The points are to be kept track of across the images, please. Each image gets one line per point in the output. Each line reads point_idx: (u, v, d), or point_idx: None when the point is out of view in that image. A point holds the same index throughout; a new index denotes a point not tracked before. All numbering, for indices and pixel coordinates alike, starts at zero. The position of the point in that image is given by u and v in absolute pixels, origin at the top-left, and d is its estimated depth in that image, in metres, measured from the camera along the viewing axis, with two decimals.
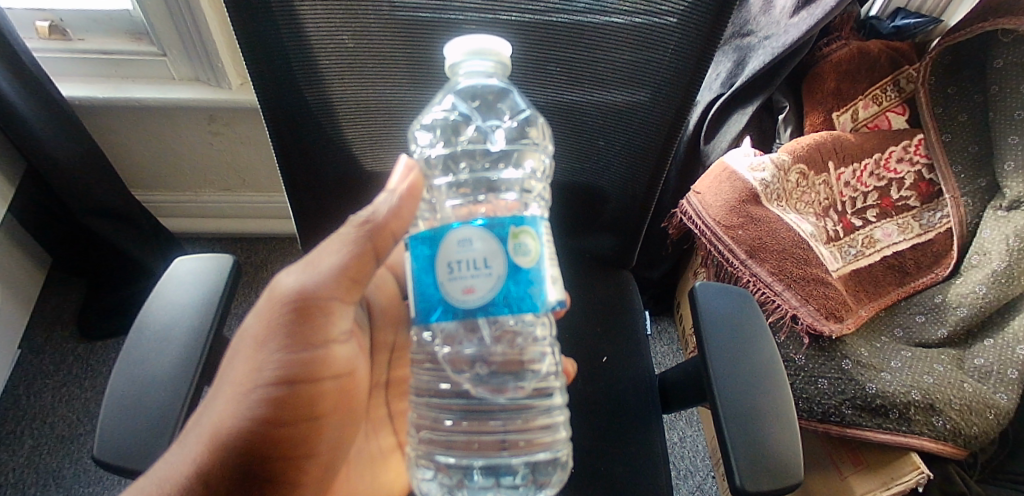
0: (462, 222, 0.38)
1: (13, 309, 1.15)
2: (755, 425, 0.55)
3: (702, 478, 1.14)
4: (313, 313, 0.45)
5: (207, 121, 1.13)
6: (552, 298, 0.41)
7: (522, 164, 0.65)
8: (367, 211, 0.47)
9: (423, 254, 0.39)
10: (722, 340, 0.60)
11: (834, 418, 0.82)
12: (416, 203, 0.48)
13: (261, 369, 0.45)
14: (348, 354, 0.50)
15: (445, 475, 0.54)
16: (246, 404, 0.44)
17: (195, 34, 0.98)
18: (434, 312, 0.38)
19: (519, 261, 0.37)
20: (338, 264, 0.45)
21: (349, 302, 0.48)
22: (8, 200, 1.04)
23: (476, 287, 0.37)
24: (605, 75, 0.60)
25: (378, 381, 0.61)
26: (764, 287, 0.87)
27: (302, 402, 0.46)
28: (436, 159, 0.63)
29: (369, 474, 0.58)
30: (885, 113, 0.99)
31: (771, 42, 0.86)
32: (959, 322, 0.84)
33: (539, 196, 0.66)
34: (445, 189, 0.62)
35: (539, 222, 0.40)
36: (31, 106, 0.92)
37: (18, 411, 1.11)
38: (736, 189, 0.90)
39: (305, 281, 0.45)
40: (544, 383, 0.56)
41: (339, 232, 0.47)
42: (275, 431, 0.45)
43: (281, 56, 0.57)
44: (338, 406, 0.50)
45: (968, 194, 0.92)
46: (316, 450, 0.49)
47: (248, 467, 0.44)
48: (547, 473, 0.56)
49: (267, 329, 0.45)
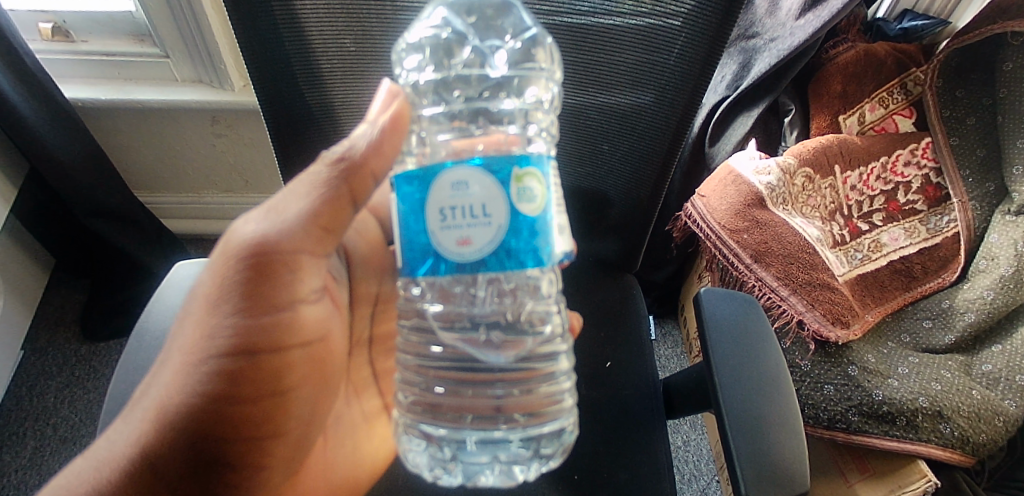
0: (456, 162, 0.35)
1: (15, 310, 1.15)
2: (761, 435, 0.54)
3: (706, 482, 1.13)
4: (276, 269, 0.43)
5: (210, 122, 1.13)
6: (558, 251, 0.39)
7: (523, 93, 0.58)
8: (342, 148, 0.45)
9: (411, 196, 0.37)
10: (726, 345, 0.60)
11: (841, 425, 0.80)
12: (400, 137, 0.46)
13: (212, 335, 0.43)
14: (317, 314, 0.49)
15: (435, 449, 0.50)
16: (192, 377, 0.43)
17: (197, 36, 0.98)
18: (425, 264, 0.37)
19: (522, 207, 0.35)
20: (307, 209, 0.44)
21: (319, 256, 0.47)
22: (9, 200, 1.04)
23: (473, 237, 0.35)
24: (610, 78, 0.60)
25: (360, 339, 0.60)
26: (770, 291, 0.86)
27: (263, 376, 0.45)
28: (425, 86, 0.57)
29: (349, 440, 0.58)
30: (891, 116, 0.98)
31: (776, 44, 0.85)
32: (967, 328, 0.84)
33: (546, 130, 0.59)
34: (436, 120, 0.56)
35: (545, 165, 0.38)
36: (32, 106, 0.92)
37: (20, 411, 1.11)
38: (741, 192, 0.89)
39: (268, 229, 0.43)
40: (550, 346, 0.52)
41: (311, 171, 0.45)
42: (228, 408, 0.44)
43: (282, 60, 0.57)
44: (308, 374, 0.49)
45: (977, 198, 0.91)
46: (284, 427, 0.48)
47: (205, 444, 0.43)
48: (548, 445, 0.53)
49: (223, 286, 0.43)
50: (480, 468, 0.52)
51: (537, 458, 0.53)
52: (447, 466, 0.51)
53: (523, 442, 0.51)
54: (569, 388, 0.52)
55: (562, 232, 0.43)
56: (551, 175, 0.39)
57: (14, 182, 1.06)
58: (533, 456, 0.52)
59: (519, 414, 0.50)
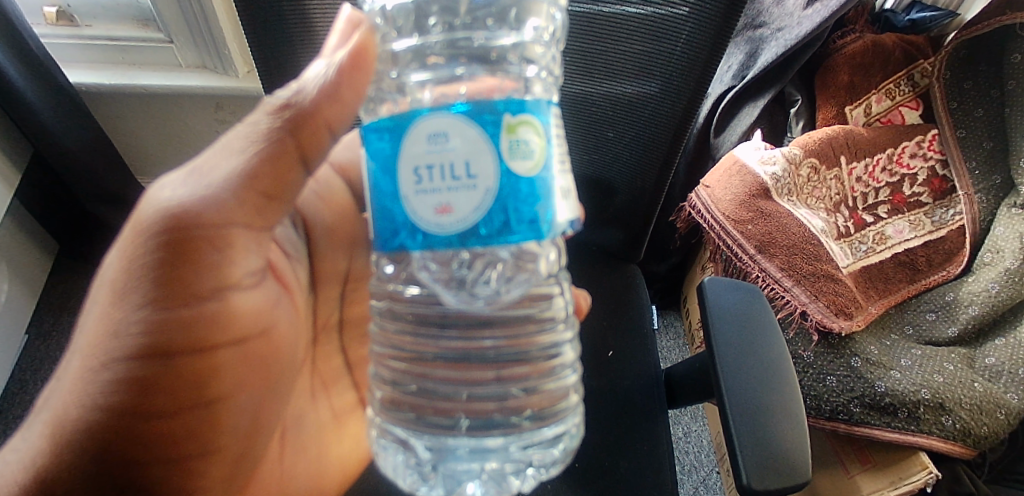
0: (433, 111, 0.33)
1: (17, 293, 1.14)
2: (764, 422, 0.54)
3: (707, 472, 1.14)
4: (196, 248, 0.37)
5: (214, 108, 1.12)
6: (561, 218, 0.36)
7: (521, 24, 0.47)
8: (289, 92, 0.39)
9: (382, 150, 0.34)
10: (728, 333, 0.60)
11: (842, 417, 0.80)
12: (364, 78, 0.40)
13: (117, 333, 0.37)
14: (255, 302, 0.44)
15: (412, 453, 0.47)
16: (90, 387, 0.38)
17: (200, 19, 0.98)
18: (400, 234, 0.34)
19: (516, 164, 0.33)
20: (239, 170, 0.38)
21: (256, 230, 0.41)
22: (12, 182, 1.04)
23: (454, 203, 0.33)
24: (616, 65, 0.60)
25: (329, 323, 0.58)
26: (773, 283, 0.86)
27: (180, 387, 0.40)
28: (395, 11, 0.47)
29: (314, 449, 0.55)
30: (898, 107, 0.97)
31: (783, 34, 0.85)
32: (970, 321, 0.84)
33: (547, 68, 0.49)
34: (411, 56, 0.47)
35: (544, 111, 0.35)
36: (32, 86, 0.91)
37: (24, 396, 1.09)
38: (747, 183, 0.89)
39: (188, 198, 0.37)
40: (549, 335, 0.49)
41: (251, 120, 0.39)
42: (134, 428, 0.39)
43: (284, 39, 0.59)
44: (246, 376, 0.44)
45: (981, 190, 0.91)
46: (220, 440, 0.43)
47: (118, 458, 0.39)
48: (542, 448, 0.48)
49: (129, 273, 0.37)
50: (469, 473, 0.47)
51: (529, 465, 0.49)
52: (427, 475, 0.47)
53: (523, 449, 0.48)
54: (574, 387, 0.50)
55: (568, 196, 0.38)
56: (551, 127, 0.36)
57: (15, 164, 1.06)
58: (528, 463, 0.48)
59: (525, 417, 0.47)
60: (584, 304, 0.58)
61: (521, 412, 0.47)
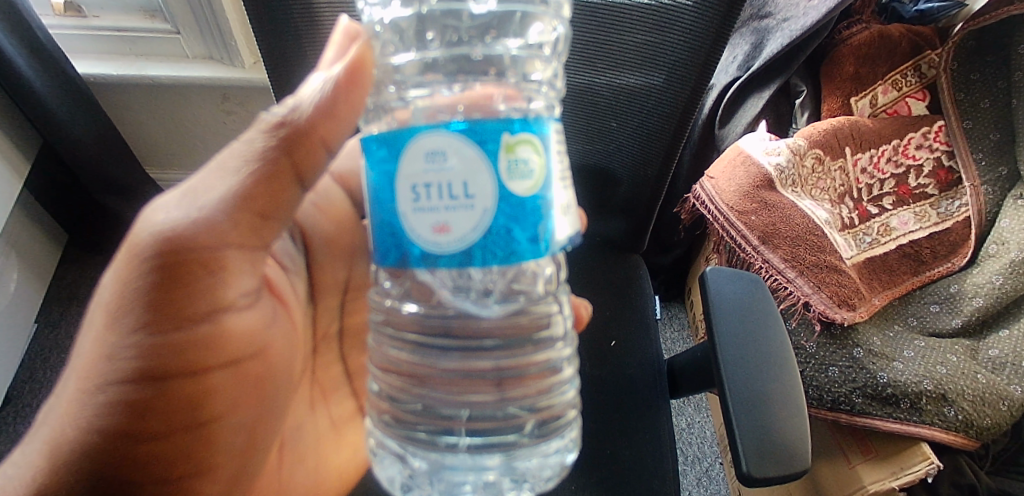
0: (432, 128, 0.33)
1: (27, 282, 1.16)
2: (766, 410, 0.54)
3: (709, 463, 1.14)
4: (188, 271, 0.38)
5: (220, 99, 1.12)
6: (560, 236, 0.37)
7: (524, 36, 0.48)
8: (285, 109, 0.39)
9: (381, 163, 0.34)
10: (731, 325, 0.60)
11: (844, 407, 0.80)
12: (360, 93, 0.40)
13: (111, 358, 0.38)
14: (250, 322, 0.44)
15: (407, 466, 0.48)
16: (84, 412, 0.38)
17: (207, 11, 0.99)
18: (398, 250, 0.34)
19: (515, 183, 0.33)
20: (231, 191, 0.38)
21: (249, 249, 0.41)
22: (21, 173, 1.06)
23: (452, 223, 0.33)
24: (619, 55, 0.61)
25: (330, 326, 0.59)
26: (776, 273, 0.86)
27: (173, 410, 0.40)
28: (394, 24, 0.46)
29: (313, 455, 0.56)
30: (904, 99, 0.97)
31: (789, 24, 0.84)
32: (973, 313, 0.84)
33: (550, 82, 0.49)
34: (412, 68, 0.47)
35: (543, 129, 0.35)
36: (38, 74, 0.92)
37: (33, 383, 1.11)
38: (750, 174, 0.90)
39: (181, 222, 0.37)
40: (547, 351, 0.50)
41: (247, 138, 0.39)
42: (132, 451, 0.39)
43: (287, 29, 0.59)
44: (240, 395, 0.44)
45: (988, 182, 0.91)
46: (214, 459, 0.44)
47: (111, 482, 0.39)
48: (539, 466, 0.49)
49: (122, 297, 0.37)
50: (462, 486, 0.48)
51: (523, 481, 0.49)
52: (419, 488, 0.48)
53: (522, 464, 0.48)
54: (573, 401, 0.50)
55: (568, 211, 0.39)
56: (551, 140, 0.36)
57: (23, 153, 1.07)
58: (524, 477, 0.49)
59: (525, 432, 0.47)
60: (583, 316, 0.58)
61: (522, 429, 0.47)
